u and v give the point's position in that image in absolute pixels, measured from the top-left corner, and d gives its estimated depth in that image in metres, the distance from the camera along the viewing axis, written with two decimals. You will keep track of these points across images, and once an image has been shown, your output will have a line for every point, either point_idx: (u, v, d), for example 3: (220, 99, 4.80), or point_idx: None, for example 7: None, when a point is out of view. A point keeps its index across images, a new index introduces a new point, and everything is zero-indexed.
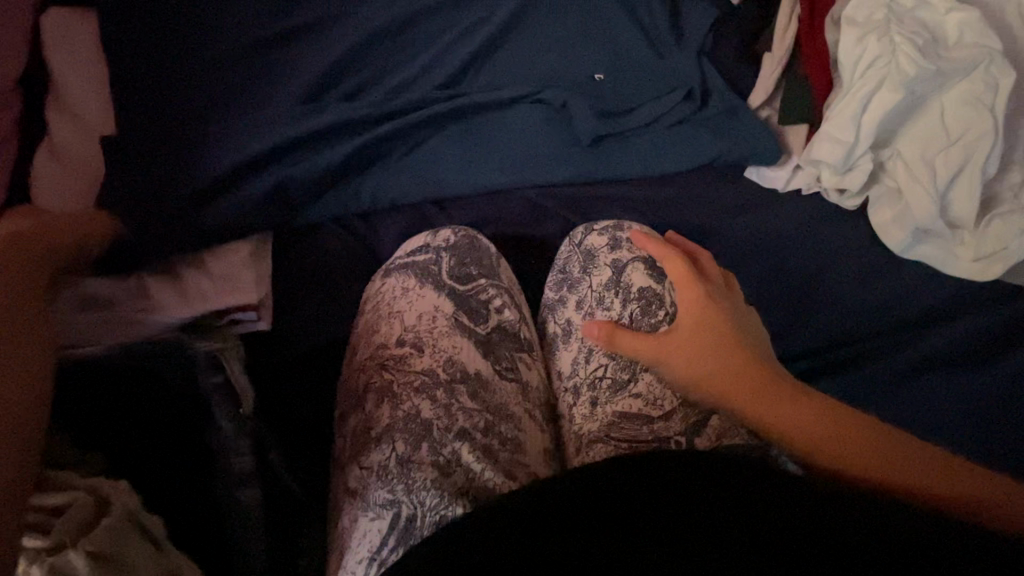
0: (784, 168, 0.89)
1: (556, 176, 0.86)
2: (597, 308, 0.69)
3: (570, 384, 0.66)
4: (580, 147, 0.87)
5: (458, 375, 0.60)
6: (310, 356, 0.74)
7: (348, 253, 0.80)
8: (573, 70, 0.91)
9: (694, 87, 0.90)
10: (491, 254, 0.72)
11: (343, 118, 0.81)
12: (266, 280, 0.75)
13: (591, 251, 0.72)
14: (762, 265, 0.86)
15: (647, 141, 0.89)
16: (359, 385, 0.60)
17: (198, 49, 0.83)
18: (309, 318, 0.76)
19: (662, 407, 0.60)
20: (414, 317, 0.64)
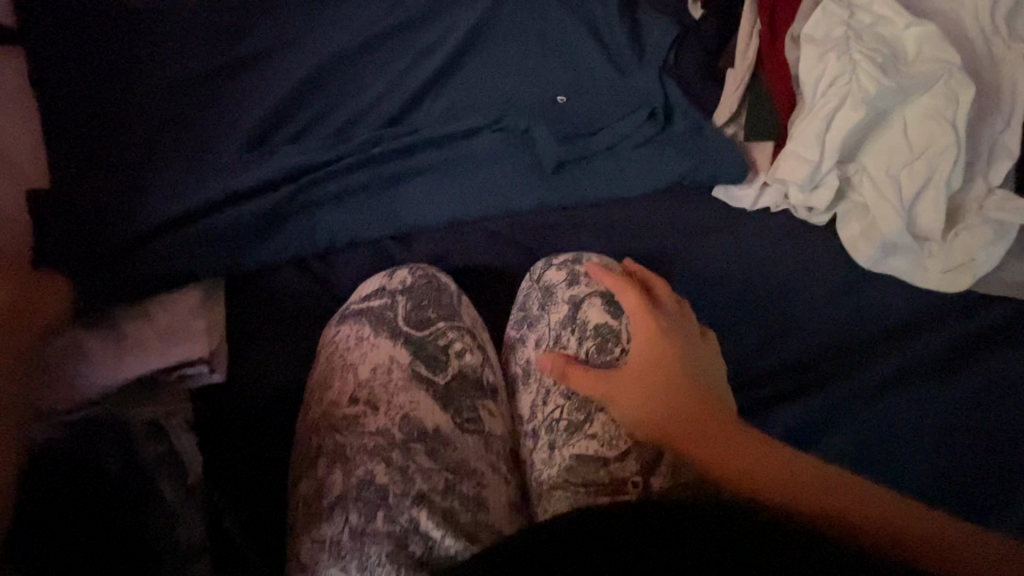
0: (751, 185, 0.87)
1: (517, 203, 0.83)
2: (551, 346, 0.66)
3: (530, 428, 0.63)
4: (541, 173, 0.85)
5: (415, 433, 0.57)
6: (263, 408, 0.69)
7: (301, 294, 0.76)
8: (533, 94, 0.88)
9: (657, 106, 0.88)
10: (451, 293, 0.69)
11: (295, 158, 0.79)
12: (219, 329, 0.70)
13: (550, 288, 0.70)
14: (732, 286, 0.83)
15: (611, 164, 0.87)
16: (312, 446, 0.56)
17: (142, 88, 0.80)
18: (261, 366, 0.71)
19: (617, 446, 0.57)
20: (368, 371, 0.60)
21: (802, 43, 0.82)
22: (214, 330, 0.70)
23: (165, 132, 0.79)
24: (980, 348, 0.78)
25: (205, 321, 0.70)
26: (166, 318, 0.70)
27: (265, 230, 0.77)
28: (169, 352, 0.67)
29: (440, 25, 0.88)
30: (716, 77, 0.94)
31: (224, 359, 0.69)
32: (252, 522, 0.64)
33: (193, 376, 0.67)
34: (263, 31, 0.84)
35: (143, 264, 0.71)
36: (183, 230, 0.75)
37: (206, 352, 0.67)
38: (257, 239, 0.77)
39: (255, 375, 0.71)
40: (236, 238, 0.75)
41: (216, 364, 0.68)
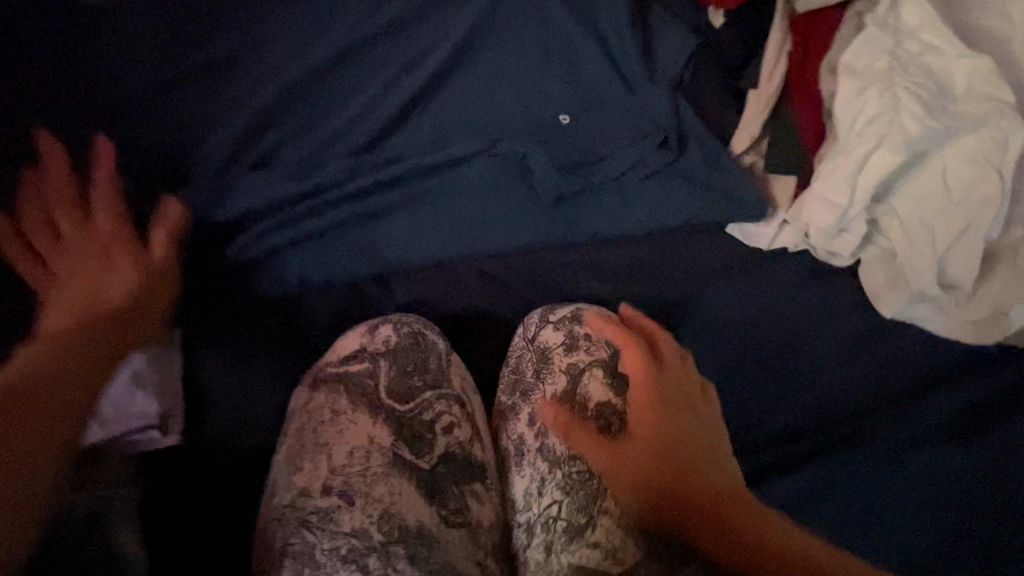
0: (771, 223, 0.78)
1: (514, 242, 0.75)
2: (547, 426, 0.57)
3: (523, 520, 0.56)
4: (539, 208, 0.76)
5: (396, 533, 0.51)
6: (229, 477, 0.63)
7: (268, 344, 0.68)
8: (533, 116, 0.79)
9: (669, 134, 0.79)
10: (440, 354, 0.61)
11: (258, 192, 0.69)
12: (175, 385, 0.62)
13: (545, 350, 0.61)
14: (743, 335, 0.76)
15: (621, 198, 0.78)
16: (276, 547, 0.50)
17: (84, 106, 0.70)
18: (224, 429, 0.64)
19: (622, 559, 0.52)
20: (344, 454, 0.54)
21: (833, 78, 0.75)
22: (167, 388, 0.61)
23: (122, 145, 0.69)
24: (1010, 406, 0.72)
25: (154, 382, 0.60)
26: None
27: (223, 275, 0.69)
28: (113, 421, 0.58)
29: (430, 34, 0.77)
30: (737, 96, 0.85)
31: (179, 420, 0.62)
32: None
33: (142, 442, 0.60)
34: (230, 37, 0.74)
35: None
36: None
37: (158, 419, 0.59)
38: (226, 282, 0.69)
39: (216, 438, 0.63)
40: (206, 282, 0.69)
41: (168, 428, 0.61)
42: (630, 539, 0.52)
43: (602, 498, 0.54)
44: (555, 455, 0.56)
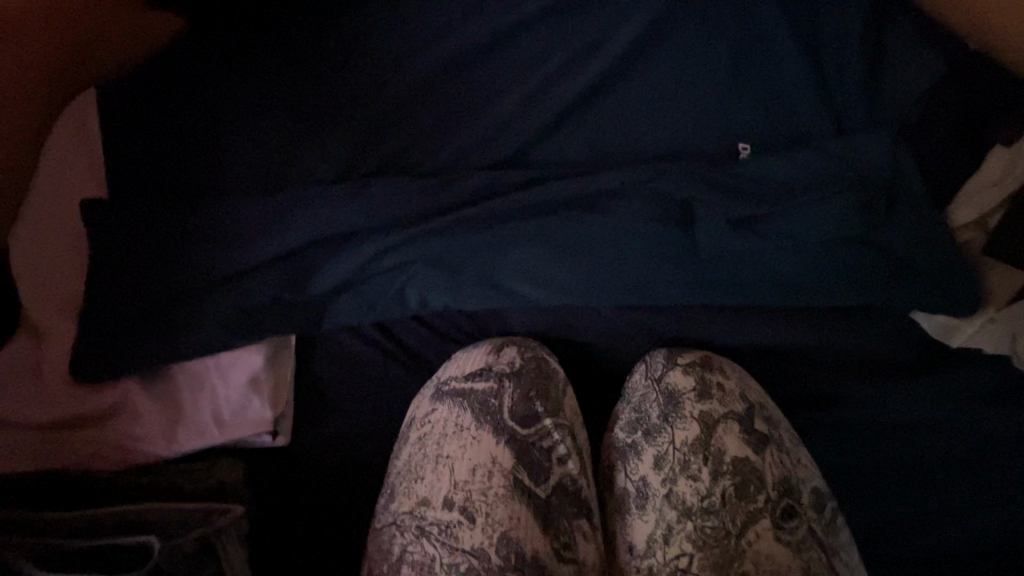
0: (969, 319, 0.63)
1: (656, 294, 0.65)
2: (678, 474, 0.57)
3: (642, 566, 0.55)
4: (693, 255, 0.65)
5: (512, 560, 0.50)
6: (323, 487, 0.63)
7: (379, 359, 0.66)
8: (704, 149, 0.71)
9: (857, 184, 0.66)
10: (561, 383, 0.61)
11: (401, 202, 0.67)
12: (286, 389, 0.63)
13: (673, 394, 0.60)
14: (909, 429, 0.64)
15: (790, 256, 0.65)
16: (391, 553, 0.51)
17: (221, 108, 0.72)
18: (329, 438, 0.64)
19: (787, 545, 0.53)
20: (467, 471, 0.54)
21: None
22: (279, 392, 0.63)
23: (184, 122, 0.72)
24: None
25: (270, 387, 0.62)
26: (224, 379, 0.62)
27: (340, 283, 0.65)
28: (229, 423, 0.61)
29: (582, 45, 0.75)
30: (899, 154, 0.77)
31: (288, 422, 0.63)
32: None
33: (254, 442, 0.62)
34: (391, 42, 0.76)
35: (200, 311, 0.63)
36: (256, 277, 0.65)
37: (270, 424, 0.61)
38: (343, 295, 0.66)
39: (322, 442, 0.64)
40: (318, 293, 0.65)
41: (279, 430, 0.62)
42: (777, 495, 0.54)
43: (736, 561, 0.53)
44: (684, 505, 0.55)
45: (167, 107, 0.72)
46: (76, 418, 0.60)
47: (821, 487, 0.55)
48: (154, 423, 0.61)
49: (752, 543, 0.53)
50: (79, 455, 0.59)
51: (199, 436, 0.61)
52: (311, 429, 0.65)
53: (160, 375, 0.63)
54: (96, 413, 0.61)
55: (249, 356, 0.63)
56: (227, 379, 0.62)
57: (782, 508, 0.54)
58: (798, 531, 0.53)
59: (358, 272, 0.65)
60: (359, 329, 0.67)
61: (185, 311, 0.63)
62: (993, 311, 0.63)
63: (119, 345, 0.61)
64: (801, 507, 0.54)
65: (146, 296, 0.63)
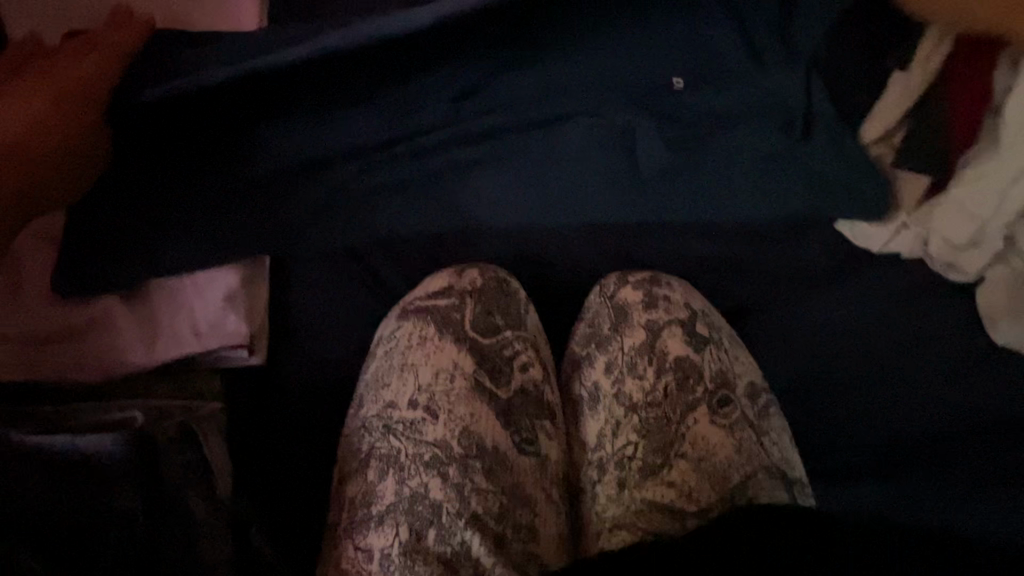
0: (886, 224, 0.67)
1: (602, 212, 0.70)
2: (626, 374, 0.62)
3: (595, 458, 0.60)
4: (631, 182, 0.70)
5: (474, 448, 0.54)
6: (295, 406, 0.65)
7: (343, 281, 0.68)
8: (639, 81, 0.72)
9: (785, 106, 0.69)
10: (520, 300, 0.64)
11: (353, 138, 0.70)
12: (261, 310, 0.66)
13: (624, 307, 0.64)
14: (857, 328, 0.67)
15: (727, 179, 0.69)
16: (361, 450, 0.55)
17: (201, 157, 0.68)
18: (299, 361, 0.67)
19: (723, 423, 0.59)
20: (430, 374, 0.58)
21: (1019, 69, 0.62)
22: (255, 312, 0.65)
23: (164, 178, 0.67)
24: None
25: (245, 304, 0.65)
26: (200, 298, 0.65)
27: (307, 209, 0.68)
28: (206, 336, 0.63)
29: None
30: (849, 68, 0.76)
31: (263, 341, 0.66)
32: (287, 532, 0.62)
33: (231, 359, 0.64)
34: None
35: (173, 239, 0.65)
36: (220, 208, 0.67)
37: (246, 338, 0.63)
38: (307, 222, 0.68)
39: (294, 364, 0.67)
40: (283, 218, 0.68)
41: (255, 348, 0.65)
42: (714, 384, 0.60)
43: (677, 443, 0.59)
44: (631, 402, 0.61)
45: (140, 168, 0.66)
46: (57, 336, 0.62)
47: (756, 381, 0.61)
48: (136, 336, 0.63)
49: (691, 428, 0.59)
50: (60, 370, 0.61)
51: (179, 348, 0.63)
52: (284, 352, 0.67)
53: (139, 294, 0.65)
54: (77, 332, 0.63)
55: (224, 276, 0.65)
56: (204, 297, 0.65)
57: (718, 397, 0.60)
58: (732, 415, 0.59)
59: (326, 200, 0.69)
60: (322, 255, 0.69)
61: (160, 239, 0.65)
62: (904, 216, 0.67)
63: (95, 268, 0.64)
64: (734, 395, 0.60)
65: (123, 229, 0.65)
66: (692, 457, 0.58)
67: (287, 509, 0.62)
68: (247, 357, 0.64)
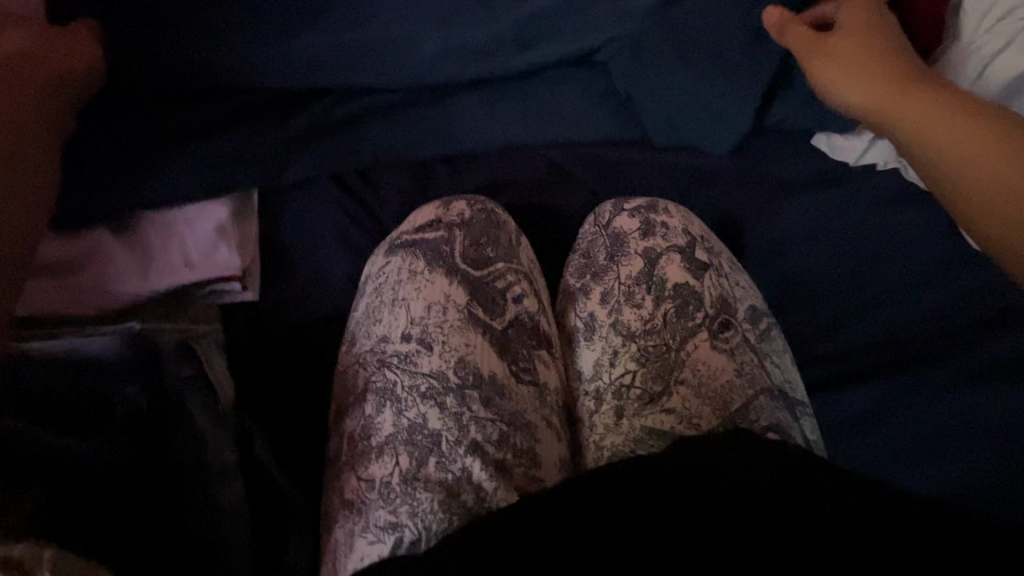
0: (860, 136, 0.68)
1: (588, 135, 0.70)
2: (622, 304, 0.60)
3: (591, 389, 0.59)
4: (613, 104, 0.70)
5: (471, 378, 0.53)
6: (289, 338, 0.63)
7: (329, 216, 0.66)
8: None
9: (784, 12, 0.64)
10: (511, 231, 0.63)
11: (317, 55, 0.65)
12: (251, 242, 0.63)
13: (620, 235, 0.63)
14: (867, 244, 0.64)
15: (721, 94, 0.66)
16: (357, 386, 0.54)
17: (185, 115, 0.64)
18: (287, 295, 0.64)
19: (726, 344, 0.57)
20: (422, 307, 0.56)
21: None
22: (247, 244, 0.63)
23: (146, 131, 0.63)
24: None
25: (235, 236, 0.62)
26: (189, 230, 0.62)
27: (282, 142, 0.65)
28: (199, 267, 0.61)
29: None
30: None
31: (255, 277, 0.64)
32: (300, 466, 0.58)
33: (225, 293, 0.63)
34: None
35: (150, 171, 0.62)
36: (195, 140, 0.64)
37: (240, 271, 0.61)
38: (286, 153, 0.66)
39: (283, 303, 0.64)
40: (262, 149, 0.64)
41: (248, 283, 0.63)
42: (714, 306, 0.59)
43: (676, 370, 0.56)
44: (628, 330, 0.59)
45: (129, 129, 0.63)
46: (46, 268, 0.60)
47: (757, 305, 0.60)
48: (127, 268, 0.60)
49: (691, 354, 0.57)
50: (48, 303, 0.59)
51: (171, 278, 0.61)
52: (271, 291, 0.64)
53: (124, 229, 0.62)
54: (66, 263, 0.60)
55: (212, 208, 0.63)
56: (195, 228, 0.62)
57: (718, 321, 0.57)
58: (733, 340, 0.57)
59: (305, 131, 0.66)
60: (307, 188, 0.67)
61: (139, 170, 0.62)
62: None
63: (79, 196, 0.61)
64: (735, 320, 0.58)
65: (101, 163, 0.62)
66: (693, 383, 0.55)
67: (291, 445, 0.59)
68: (241, 292, 0.63)
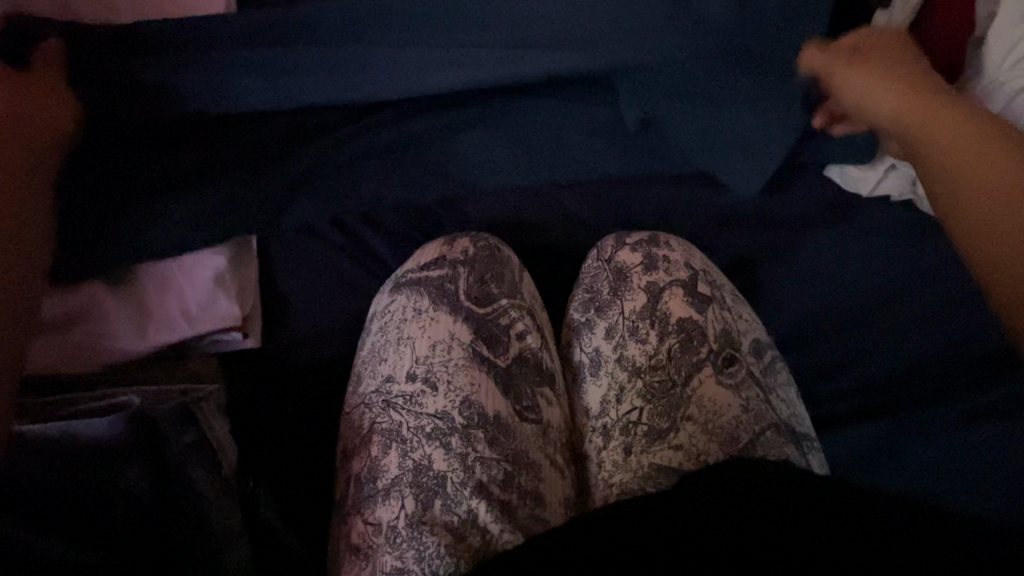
0: (875, 167, 0.65)
1: (594, 169, 0.68)
2: (627, 339, 0.61)
3: (598, 425, 0.59)
4: (619, 136, 0.67)
5: (476, 419, 0.53)
6: (297, 384, 0.64)
7: (333, 257, 0.67)
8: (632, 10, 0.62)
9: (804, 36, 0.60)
10: (514, 267, 0.63)
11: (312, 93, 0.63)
12: (253, 291, 0.64)
13: (623, 269, 0.64)
14: (865, 275, 0.65)
15: (738, 125, 0.62)
16: (363, 427, 0.54)
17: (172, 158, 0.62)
18: (295, 338, 0.66)
19: (732, 379, 0.56)
20: (427, 347, 0.57)
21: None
22: (246, 294, 0.64)
23: (132, 176, 0.61)
24: None
25: (236, 286, 0.63)
26: (190, 281, 0.63)
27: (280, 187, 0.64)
28: (200, 320, 0.62)
29: None
30: None
31: (258, 322, 0.65)
32: (307, 512, 0.61)
33: (226, 341, 0.64)
34: None
35: (143, 219, 0.61)
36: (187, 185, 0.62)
37: (239, 320, 0.63)
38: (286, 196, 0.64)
39: (289, 344, 0.66)
40: (261, 194, 0.63)
41: (249, 331, 0.64)
42: (718, 340, 0.59)
43: (683, 406, 0.56)
44: (634, 365, 0.59)
45: (112, 173, 0.61)
46: (49, 321, 0.60)
47: (761, 338, 0.60)
48: (130, 323, 0.62)
49: (697, 389, 0.56)
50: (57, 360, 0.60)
51: (170, 332, 0.62)
52: (276, 333, 0.66)
53: (123, 281, 0.62)
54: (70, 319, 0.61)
55: (211, 257, 0.63)
56: (192, 279, 0.63)
57: (723, 355, 0.57)
58: (738, 374, 0.57)
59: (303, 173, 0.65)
60: (309, 230, 0.67)
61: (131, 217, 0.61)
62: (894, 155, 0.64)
63: (70, 247, 0.60)
64: (740, 354, 0.58)
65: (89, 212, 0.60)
66: (699, 419, 0.55)
67: (296, 491, 0.61)
68: (243, 340, 0.64)
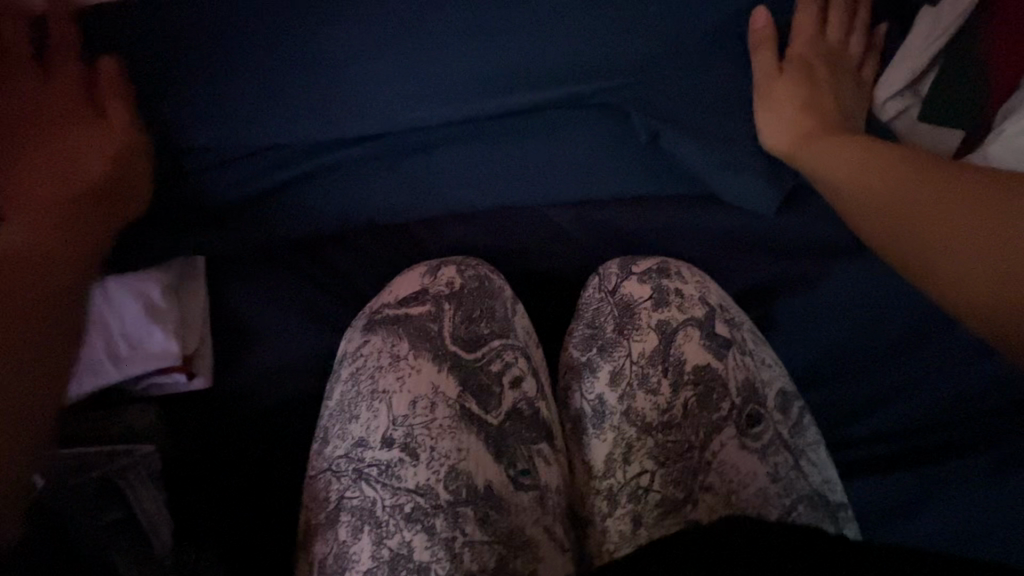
0: None
1: (593, 189, 0.61)
2: (636, 387, 0.53)
3: (603, 488, 0.51)
4: (624, 151, 0.60)
5: (464, 493, 0.45)
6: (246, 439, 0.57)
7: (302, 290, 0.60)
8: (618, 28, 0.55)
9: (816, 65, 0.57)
10: (508, 301, 0.55)
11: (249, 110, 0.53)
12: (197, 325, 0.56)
13: (630, 305, 0.56)
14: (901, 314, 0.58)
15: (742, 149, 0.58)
16: (329, 501, 0.45)
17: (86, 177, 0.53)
18: (253, 377, 0.58)
19: (757, 440, 0.50)
20: (406, 404, 0.48)
21: None
22: (187, 328, 0.56)
23: None
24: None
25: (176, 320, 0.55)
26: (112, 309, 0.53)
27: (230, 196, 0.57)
28: (130, 360, 0.53)
29: None
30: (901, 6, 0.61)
31: (206, 360, 0.56)
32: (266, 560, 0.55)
33: (167, 384, 0.56)
34: None
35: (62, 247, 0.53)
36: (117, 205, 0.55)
37: (180, 360, 0.54)
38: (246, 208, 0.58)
39: (243, 386, 0.58)
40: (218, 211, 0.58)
41: (195, 370, 0.56)
42: (740, 393, 0.51)
43: (702, 472, 0.49)
44: (644, 421, 0.52)
45: None
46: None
47: (787, 388, 0.53)
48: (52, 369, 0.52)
49: (717, 453, 0.49)
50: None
51: (96, 379, 0.53)
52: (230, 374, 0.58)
53: None
54: None
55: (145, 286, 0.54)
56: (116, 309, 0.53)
57: (747, 413, 0.50)
58: (764, 435, 0.50)
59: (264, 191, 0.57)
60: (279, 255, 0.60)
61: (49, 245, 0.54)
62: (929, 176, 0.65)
63: None
64: (765, 410, 0.51)
65: None
66: (720, 489, 0.48)
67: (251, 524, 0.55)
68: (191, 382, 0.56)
